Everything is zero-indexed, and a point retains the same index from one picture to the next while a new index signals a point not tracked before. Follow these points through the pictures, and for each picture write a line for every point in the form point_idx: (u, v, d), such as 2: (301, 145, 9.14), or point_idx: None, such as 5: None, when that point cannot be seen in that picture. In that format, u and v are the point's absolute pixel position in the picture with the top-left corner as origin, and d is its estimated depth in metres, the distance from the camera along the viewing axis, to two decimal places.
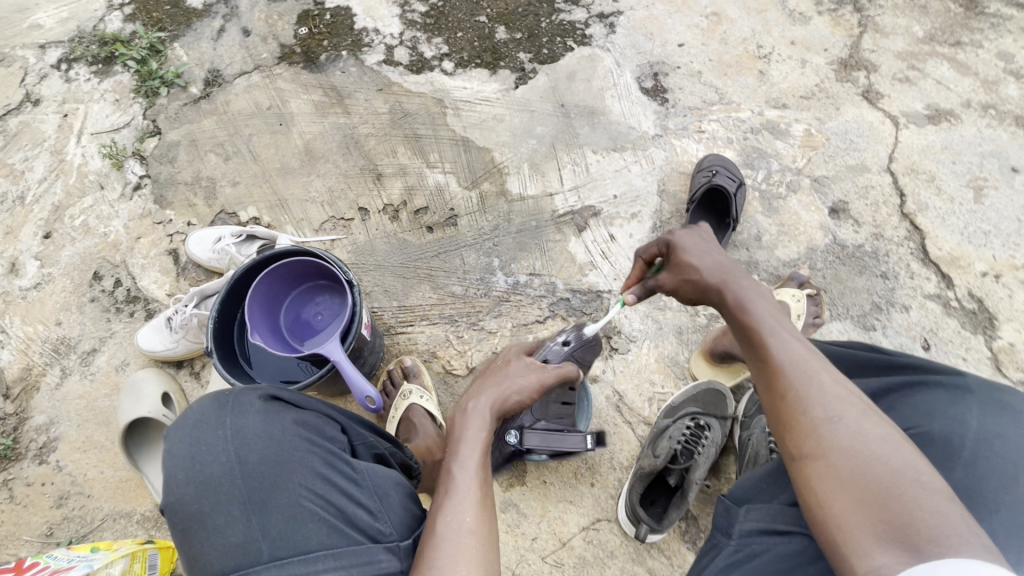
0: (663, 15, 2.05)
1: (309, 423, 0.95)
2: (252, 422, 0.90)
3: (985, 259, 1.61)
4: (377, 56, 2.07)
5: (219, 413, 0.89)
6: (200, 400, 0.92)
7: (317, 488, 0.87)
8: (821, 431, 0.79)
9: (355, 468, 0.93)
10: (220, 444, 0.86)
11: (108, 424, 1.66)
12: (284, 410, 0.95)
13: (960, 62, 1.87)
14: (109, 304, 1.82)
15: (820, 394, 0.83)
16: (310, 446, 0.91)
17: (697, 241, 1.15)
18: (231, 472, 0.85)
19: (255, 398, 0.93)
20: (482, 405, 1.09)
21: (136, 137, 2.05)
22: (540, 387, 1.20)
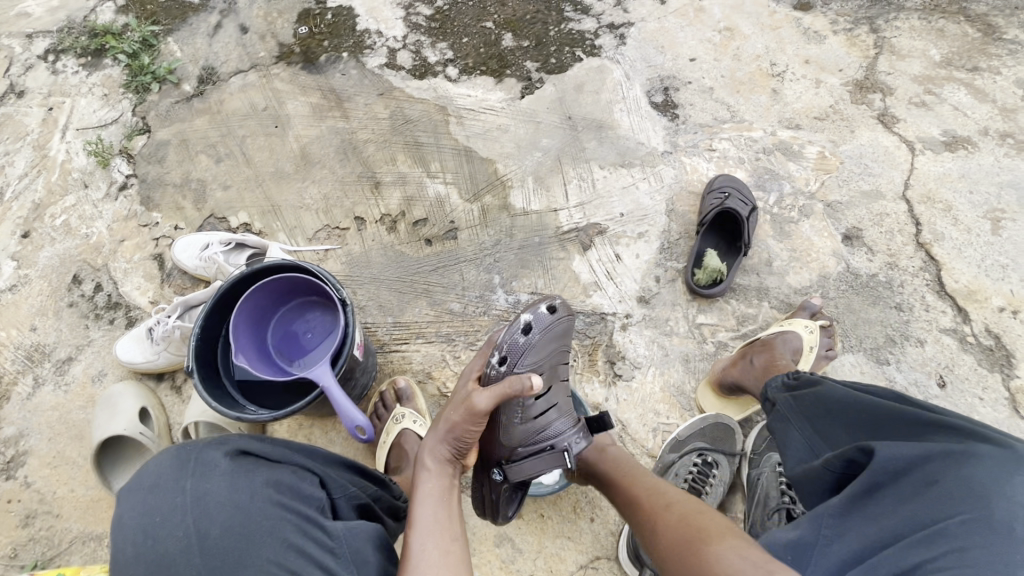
0: (676, 28, 2.00)
1: (283, 483, 0.86)
2: (217, 486, 0.80)
3: (1002, 293, 1.56)
4: (378, 59, 2.00)
5: (179, 476, 0.79)
6: (158, 458, 0.82)
7: (289, 562, 0.79)
8: None
9: (332, 534, 0.85)
10: (178, 515, 0.76)
11: (81, 439, 1.57)
12: (255, 467, 0.85)
13: (978, 88, 1.83)
14: (87, 310, 1.73)
15: None
16: (283, 511, 0.82)
17: None
18: (190, 548, 0.74)
19: (220, 456, 0.83)
20: (432, 456, 1.08)
21: (124, 135, 1.96)
22: (470, 413, 1.05)
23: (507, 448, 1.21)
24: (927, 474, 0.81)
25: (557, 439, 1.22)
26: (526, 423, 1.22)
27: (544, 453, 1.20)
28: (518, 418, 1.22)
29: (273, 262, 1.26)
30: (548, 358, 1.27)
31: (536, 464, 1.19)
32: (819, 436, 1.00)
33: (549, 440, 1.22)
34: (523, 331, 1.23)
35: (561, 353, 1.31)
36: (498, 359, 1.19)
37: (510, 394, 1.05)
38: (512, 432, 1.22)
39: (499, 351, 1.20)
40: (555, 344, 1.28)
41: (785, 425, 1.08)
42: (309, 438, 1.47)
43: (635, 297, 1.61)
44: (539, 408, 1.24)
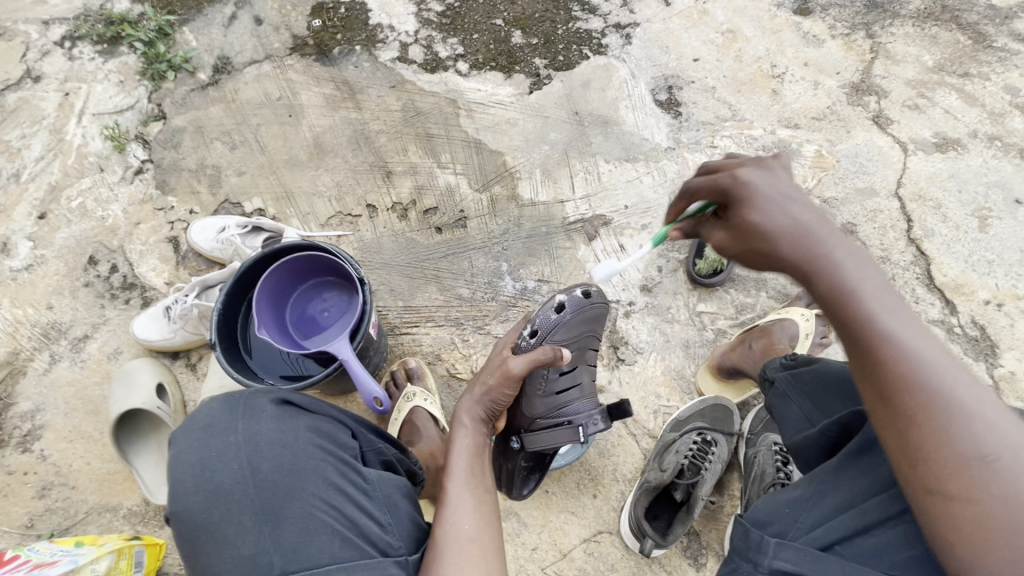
0: (680, 29, 2.06)
1: (324, 430, 0.92)
2: (266, 427, 0.87)
3: (988, 287, 1.63)
4: (391, 53, 2.05)
5: (231, 418, 0.86)
6: (210, 402, 0.89)
7: (330, 498, 0.85)
8: (974, 470, 0.72)
9: (366, 478, 0.91)
10: (232, 451, 0.83)
11: (98, 414, 1.61)
12: (298, 414, 0.92)
13: (968, 93, 1.91)
14: (104, 289, 1.77)
15: (968, 422, 0.74)
16: (324, 453, 0.89)
17: (770, 187, 0.88)
18: (244, 480, 0.82)
19: (267, 403, 0.90)
20: (468, 417, 1.15)
21: (140, 121, 2.00)
22: (505, 375, 1.14)
23: (527, 419, 1.30)
24: None
25: (575, 416, 1.27)
26: (546, 397, 1.29)
27: (561, 426, 1.26)
28: (541, 392, 1.30)
29: (294, 242, 1.32)
30: (578, 339, 1.32)
31: (554, 436, 1.25)
32: (818, 406, 1.04)
33: (567, 416, 1.27)
34: (557, 310, 1.30)
35: (590, 335, 1.35)
36: (529, 332, 1.29)
37: (542, 361, 1.15)
38: (534, 404, 1.29)
39: (531, 326, 1.30)
40: (586, 327, 1.32)
41: (785, 399, 1.10)
42: None
43: (639, 286, 1.62)
44: (562, 385, 1.30)
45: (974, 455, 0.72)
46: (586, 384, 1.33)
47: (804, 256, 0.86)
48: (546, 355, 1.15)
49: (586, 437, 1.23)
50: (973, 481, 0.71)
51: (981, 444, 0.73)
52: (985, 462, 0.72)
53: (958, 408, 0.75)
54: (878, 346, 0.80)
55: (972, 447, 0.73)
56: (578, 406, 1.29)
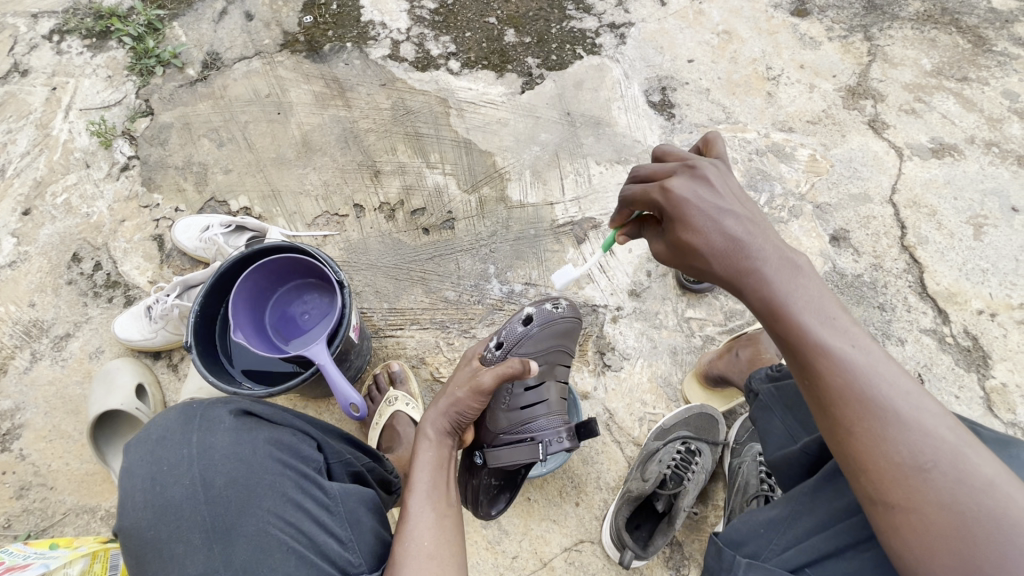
0: (675, 30, 2.03)
1: (284, 442, 0.91)
2: (221, 441, 0.86)
3: (981, 296, 1.61)
4: (382, 50, 2.03)
5: (186, 431, 0.86)
6: (167, 413, 0.88)
7: (286, 515, 0.84)
8: (915, 480, 0.73)
9: (328, 492, 0.89)
10: (185, 466, 0.83)
11: (78, 414, 1.60)
12: (258, 426, 0.90)
13: (967, 98, 1.88)
14: (87, 287, 1.75)
15: (909, 433, 0.75)
16: (282, 467, 0.88)
17: (703, 202, 0.89)
18: (196, 496, 0.81)
19: (225, 415, 0.89)
20: (434, 428, 1.12)
21: (127, 117, 1.98)
22: (474, 390, 1.09)
23: (490, 433, 1.26)
24: None
25: (539, 432, 1.23)
26: (511, 412, 1.25)
27: (523, 442, 1.22)
28: (504, 406, 1.26)
29: (273, 245, 1.30)
30: (545, 352, 1.29)
31: (517, 453, 1.20)
32: (800, 422, 1.02)
33: (531, 431, 1.24)
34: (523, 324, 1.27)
35: (561, 350, 1.32)
36: (495, 343, 1.25)
37: (511, 375, 1.08)
38: (497, 418, 1.26)
39: (497, 338, 1.26)
40: (557, 341, 1.30)
41: (768, 414, 1.07)
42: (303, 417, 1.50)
43: (627, 291, 1.59)
44: (527, 400, 1.26)
45: (911, 464, 0.74)
46: (555, 400, 1.29)
47: (735, 272, 0.87)
48: (514, 366, 1.08)
49: (543, 456, 1.19)
50: (910, 490, 0.73)
51: (919, 454, 0.74)
52: (923, 471, 0.73)
53: (894, 415, 0.76)
54: (813, 358, 0.80)
55: (911, 458, 0.74)
56: (542, 423, 1.25)
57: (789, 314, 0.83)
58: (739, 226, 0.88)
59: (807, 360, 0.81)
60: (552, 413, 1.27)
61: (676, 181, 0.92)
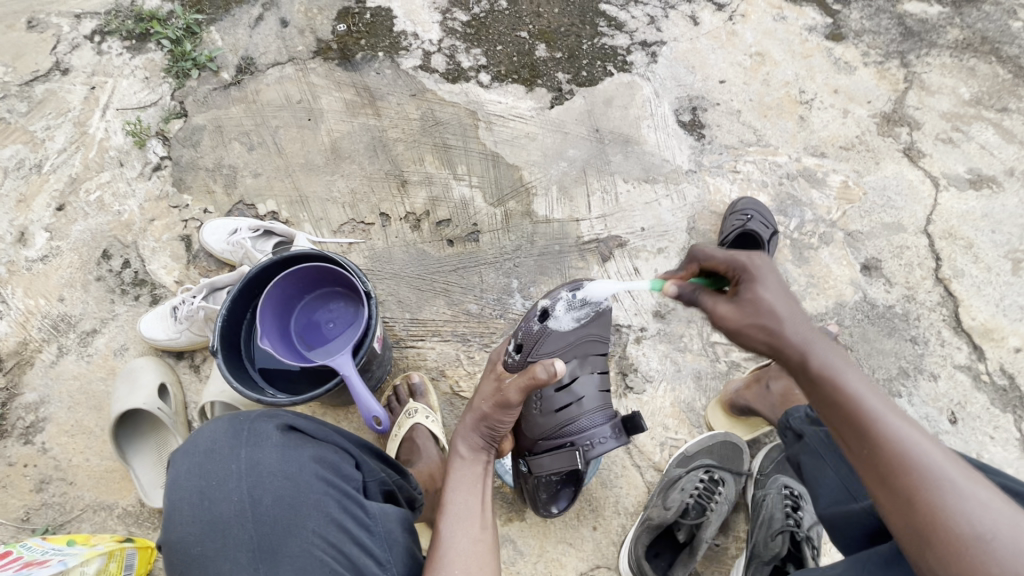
0: (707, 50, 2.02)
1: (328, 459, 0.91)
2: (268, 456, 0.86)
3: (1019, 334, 1.56)
4: (413, 61, 2.05)
5: (235, 444, 0.86)
6: (213, 425, 0.88)
7: (329, 535, 0.84)
8: (974, 553, 0.68)
9: (368, 512, 0.89)
10: (233, 481, 0.83)
11: (100, 410, 1.61)
12: (303, 442, 0.91)
13: (1006, 129, 1.84)
14: (115, 284, 1.77)
15: (966, 503, 0.71)
16: (326, 485, 0.87)
17: (778, 305, 0.97)
18: (243, 513, 0.81)
19: (272, 429, 0.89)
20: (466, 444, 1.11)
21: (162, 118, 2.01)
22: (501, 404, 1.08)
23: (529, 440, 1.26)
24: None
25: (579, 435, 1.23)
26: (546, 416, 1.25)
27: (566, 448, 1.22)
28: (537, 412, 1.25)
29: (298, 254, 1.32)
30: (572, 343, 1.29)
31: (556, 460, 1.22)
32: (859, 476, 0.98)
33: (571, 435, 1.23)
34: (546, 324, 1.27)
35: (589, 340, 1.32)
36: (515, 346, 1.24)
37: (536, 384, 1.04)
38: (534, 425, 1.25)
39: (516, 340, 1.25)
40: (580, 330, 1.31)
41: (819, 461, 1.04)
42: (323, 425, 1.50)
43: (651, 312, 1.57)
44: (561, 401, 1.26)
45: (968, 533, 0.69)
46: (590, 396, 1.28)
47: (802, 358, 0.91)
48: (539, 377, 1.03)
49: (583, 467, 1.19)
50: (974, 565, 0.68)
51: (975, 523, 0.70)
52: (981, 541, 0.69)
53: (950, 484, 0.73)
54: (863, 430, 0.80)
55: (967, 527, 0.70)
56: (579, 426, 1.24)
57: (835, 385, 0.85)
58: (795, 328, 0.94)
59: (855, 429, 0.81)
60: (590, 409, 1.27)
61: (760, 290, 0.99)
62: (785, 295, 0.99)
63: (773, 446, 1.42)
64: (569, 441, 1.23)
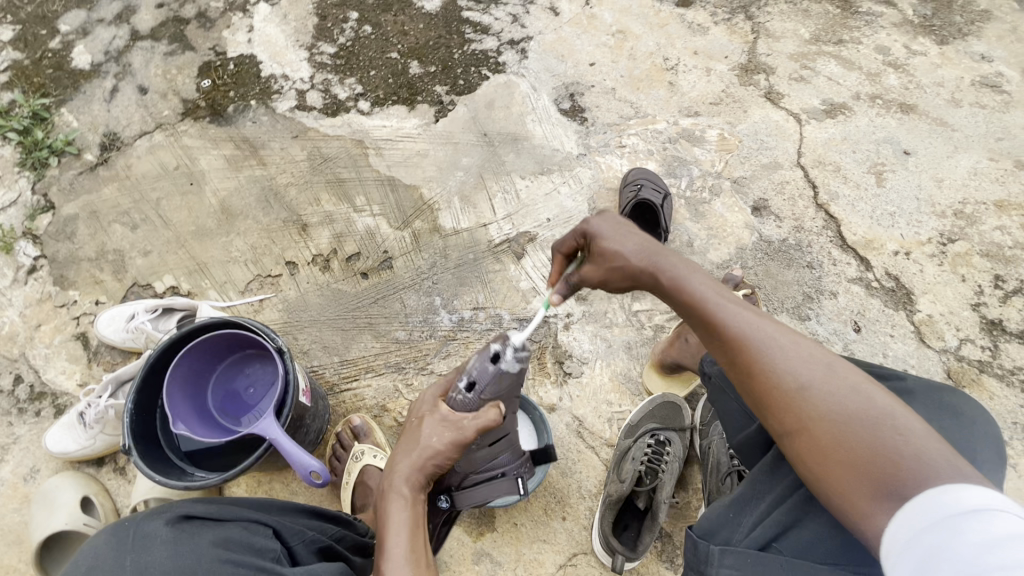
0: (572, 37, 2.11)
1: (234, 540, 0.86)
2: (158, 556, 0.78)
3: (895, 239, 1.71)
4: (288, 103, 2.00)
5: (118, 554, 0.78)
6: (94, 540, 0.80)
7: None
8: (840, 436, 0.80)
9: None
10: None
11: (19, 544, 1.46)
12: (200, 529, 0.85)
13: (846, 58, 2.02)
14: (9, 405, 1.63)
15: (823, 400, 0.84)
16: (233, 566, 0.81)
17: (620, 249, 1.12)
18: None
19: (160, 526, 0.82)
20: (402, 485, 1.07)
21: (26, 215, 1.87)
22: (456, 444, 1.09)
23: (457, 476, 1.22)
24: None
25: (510, 464, 1.22)
26: (482, 449, 1.19)
27: (498, 478, 1.21)
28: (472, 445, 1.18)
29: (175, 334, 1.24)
30: (514, 387, 1.19)
31: (490, 490, 1.20)
32: None
33: (504, 463, 1.21)
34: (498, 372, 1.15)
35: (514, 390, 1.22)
36: (466, 385, 1.15)
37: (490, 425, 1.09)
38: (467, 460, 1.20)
39: (468, 378, 1.15)
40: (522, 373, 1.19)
41: (722, 393, 1.12)
42: (271, 493, 1.44)
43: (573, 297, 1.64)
44: (494, 436, 1.19)
45: (835, 419, 0.82)
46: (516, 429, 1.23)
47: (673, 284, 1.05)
48: (497, 421, 1.09)
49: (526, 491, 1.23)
50: (831, 441, 0.81)
51: (834, 411, 0.82)
52: (845, 424, 0.81)
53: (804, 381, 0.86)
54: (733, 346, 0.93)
55: (828, 410, 0.83)
56: (512, 455, 1.22)
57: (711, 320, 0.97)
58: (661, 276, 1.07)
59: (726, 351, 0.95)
60: (516, 445, 1.24)
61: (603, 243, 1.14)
62: (633, 229, 1.14)
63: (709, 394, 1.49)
64: (501, 470, 1.21)
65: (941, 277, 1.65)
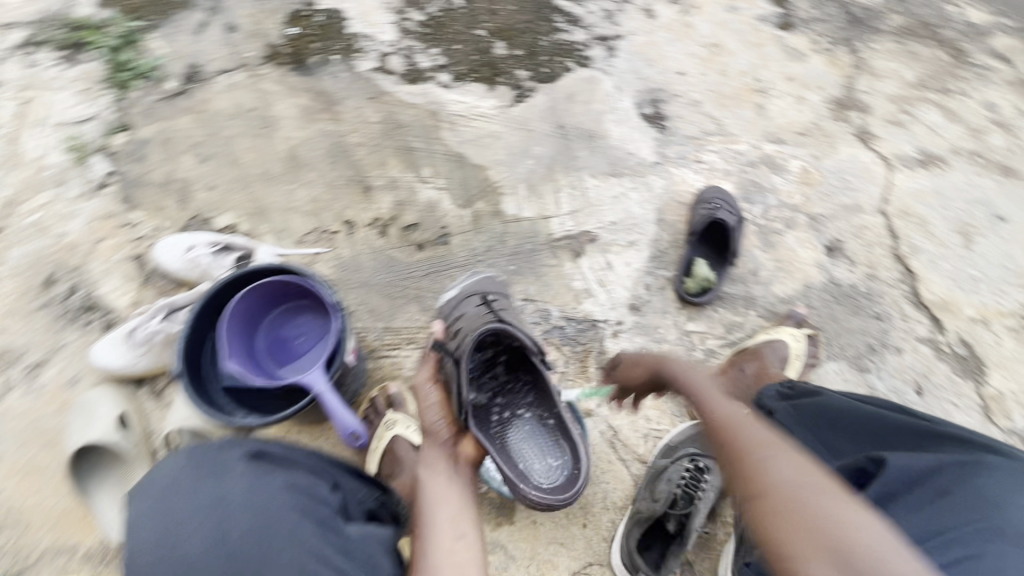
0: (664, 43, 2.05)
1: (302, 486, 0.86)
2: (235, 488, 0.79)
3: (974, 304, 1.63)
4: (370, 63, 2.00)
5: (198, 477, 0.79)
6: (175, 459, 0.82)
7: (309, 568, 0.77)
8: (841, 537, 0.72)
9: (346, 536, 0.84)
10: (197, 517, 0.75)
11: (53, 447, 1.50)
12: (273, 470, 0.85)
13: (949, 109, 1.92)
14: (62, 312, 1.66)
15: (844, 519, 0.74)
16: (303, 512, 0.82)
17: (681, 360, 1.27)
18: (213, 550, 0.73)
19: (238, 458, 0.84)
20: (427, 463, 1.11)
21: (104, 132, 1.90)
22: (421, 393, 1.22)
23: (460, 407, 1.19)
24: (941, 484, 0.83)
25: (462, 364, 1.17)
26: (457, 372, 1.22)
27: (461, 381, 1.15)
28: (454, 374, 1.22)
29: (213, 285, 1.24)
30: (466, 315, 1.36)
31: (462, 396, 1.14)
32: (822, 442, 1.03)
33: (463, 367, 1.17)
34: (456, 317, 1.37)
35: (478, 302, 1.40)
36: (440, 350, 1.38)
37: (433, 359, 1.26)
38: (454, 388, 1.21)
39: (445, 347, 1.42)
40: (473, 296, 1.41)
41: (785, 435, 1.09)
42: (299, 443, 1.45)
43: (626, 305, 1.64)
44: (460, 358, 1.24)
45: (829, 519, 0.74)
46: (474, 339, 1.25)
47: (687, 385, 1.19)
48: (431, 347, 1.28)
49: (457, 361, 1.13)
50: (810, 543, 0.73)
51: (829, 515, 0.75)
52: (842, 525, 0.73)
53: (781, 481, 0.82)
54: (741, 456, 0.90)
55: (832, 515, 0.75)
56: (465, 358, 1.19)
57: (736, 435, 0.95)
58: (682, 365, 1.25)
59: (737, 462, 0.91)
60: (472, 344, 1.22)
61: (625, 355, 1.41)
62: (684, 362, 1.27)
63: None
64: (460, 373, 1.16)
65: (1017, 353, 1.57)
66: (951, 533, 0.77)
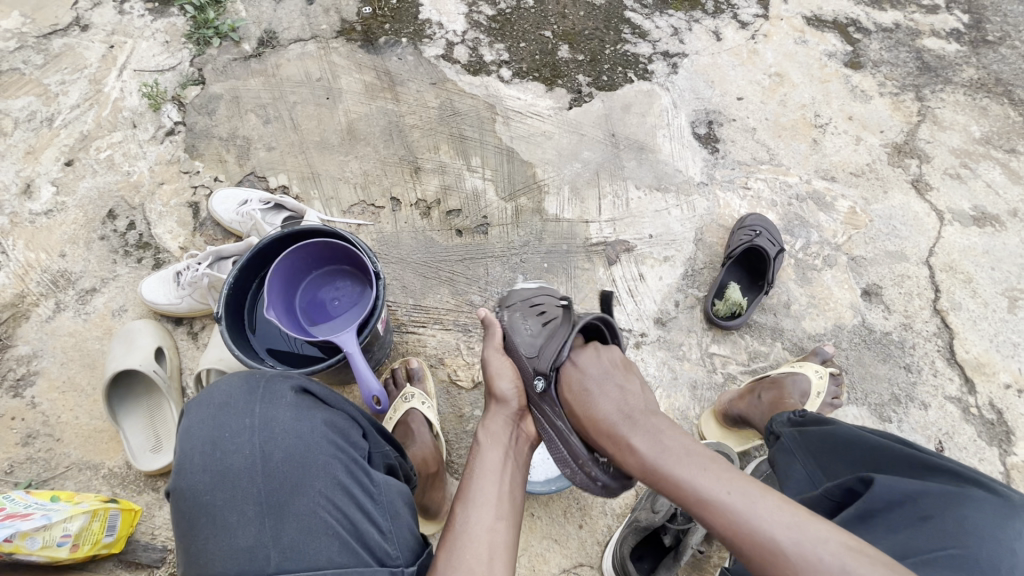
0: (727, 66, 2.05)
1: (338, 425, 0.92)
2: (281, 415, 0.87)
3: (1010, 370, 1.58)
4: (436, 50, 2.05)
5: (250, 400, 0.87)
6: (230, 382, 0.90)
7: (335, 499, 0.83)
8: None
9: (373, 480, 0.89)
10: (246, 434, 0.84)
11: (93, 369, 1.60)
12: (315, 406, 0.92)
13: (1013, 169, 1.87)
14: (118, 245, 1.76)
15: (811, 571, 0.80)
16: (337, 448, 0.88)
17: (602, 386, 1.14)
18: (254, 466, 0.81)
19: (287, 390, 0.91)
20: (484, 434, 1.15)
21: (179, 83, 2.01)
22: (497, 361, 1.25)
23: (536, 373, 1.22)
24: (921, 509, 0.87)
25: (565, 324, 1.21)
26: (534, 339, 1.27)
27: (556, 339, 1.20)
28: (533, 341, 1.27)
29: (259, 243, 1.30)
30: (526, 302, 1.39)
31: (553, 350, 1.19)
32: (822, 468, 1.05)
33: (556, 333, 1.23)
34: (531, 304, 1.37)
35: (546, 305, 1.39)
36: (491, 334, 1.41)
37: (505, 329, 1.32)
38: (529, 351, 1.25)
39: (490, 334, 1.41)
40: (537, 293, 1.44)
41: (789, 457, 1.11)
42: None
43: (653, 318, 1.66)
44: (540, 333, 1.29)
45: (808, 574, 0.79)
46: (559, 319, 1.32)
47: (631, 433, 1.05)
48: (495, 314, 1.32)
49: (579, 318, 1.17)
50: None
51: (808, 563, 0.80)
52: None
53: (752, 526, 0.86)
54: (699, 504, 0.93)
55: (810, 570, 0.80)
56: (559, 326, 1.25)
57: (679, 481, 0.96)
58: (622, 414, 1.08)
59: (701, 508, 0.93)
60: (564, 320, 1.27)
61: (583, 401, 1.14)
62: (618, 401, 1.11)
63: (762, 459, 1.46)
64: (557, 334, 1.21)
65: None
66: (928, 555, 0.81)
